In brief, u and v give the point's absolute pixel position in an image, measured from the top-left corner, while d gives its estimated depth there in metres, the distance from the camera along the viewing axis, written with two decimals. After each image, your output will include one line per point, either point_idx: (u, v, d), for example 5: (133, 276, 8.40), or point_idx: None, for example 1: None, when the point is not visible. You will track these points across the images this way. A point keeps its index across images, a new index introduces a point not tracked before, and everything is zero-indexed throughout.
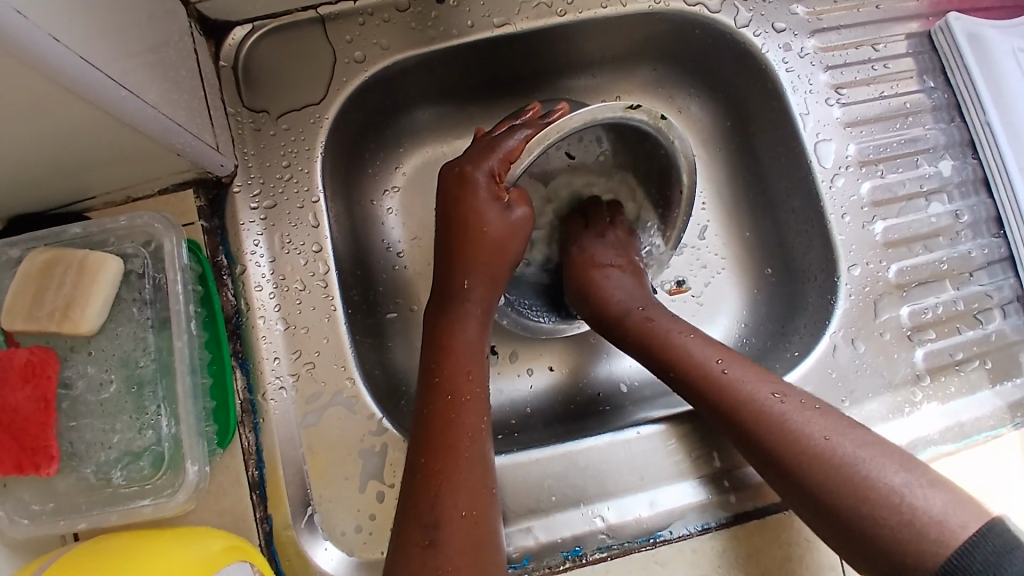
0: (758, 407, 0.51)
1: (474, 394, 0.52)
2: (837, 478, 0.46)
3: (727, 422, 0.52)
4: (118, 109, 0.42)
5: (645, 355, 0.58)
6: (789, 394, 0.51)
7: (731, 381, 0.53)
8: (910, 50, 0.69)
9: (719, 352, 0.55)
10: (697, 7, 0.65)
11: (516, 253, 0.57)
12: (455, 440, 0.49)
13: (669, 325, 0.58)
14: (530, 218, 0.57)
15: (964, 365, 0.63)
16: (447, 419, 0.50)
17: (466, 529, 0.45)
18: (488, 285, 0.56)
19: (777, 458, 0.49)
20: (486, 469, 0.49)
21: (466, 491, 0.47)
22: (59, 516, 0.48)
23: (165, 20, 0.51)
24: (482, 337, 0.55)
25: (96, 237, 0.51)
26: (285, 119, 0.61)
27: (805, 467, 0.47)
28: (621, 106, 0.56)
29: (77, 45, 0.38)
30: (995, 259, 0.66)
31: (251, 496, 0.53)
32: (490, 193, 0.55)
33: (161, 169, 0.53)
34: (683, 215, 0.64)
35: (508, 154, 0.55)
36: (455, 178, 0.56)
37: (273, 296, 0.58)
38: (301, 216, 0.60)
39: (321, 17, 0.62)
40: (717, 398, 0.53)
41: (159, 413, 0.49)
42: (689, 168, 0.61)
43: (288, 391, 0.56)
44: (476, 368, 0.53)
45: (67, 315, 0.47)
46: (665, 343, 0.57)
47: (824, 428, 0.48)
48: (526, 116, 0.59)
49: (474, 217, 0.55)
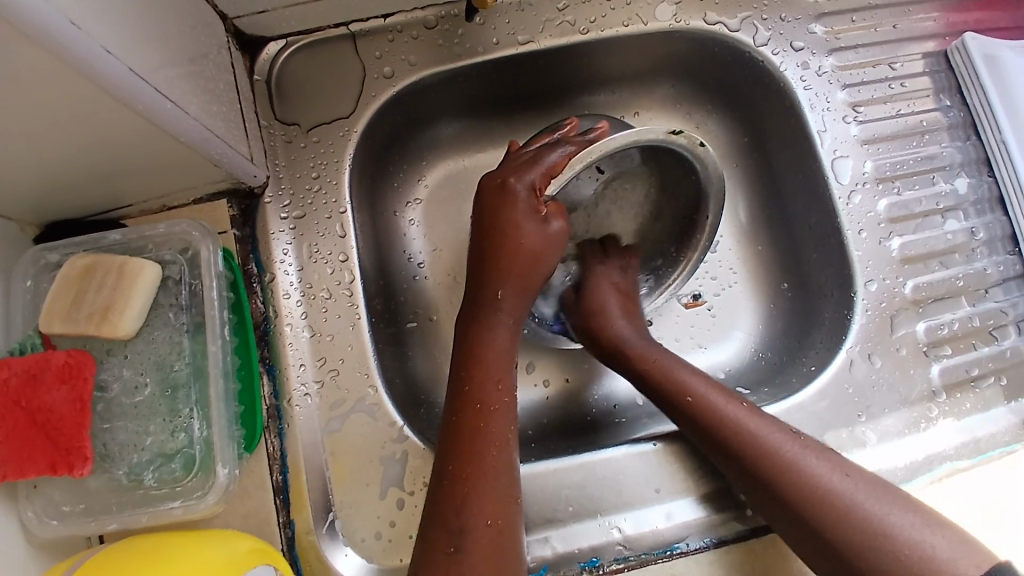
0: (763, 446, 0.52)
1: (502, 403, 0.53)
2: (842, 518, 0.47)
3: (734, 461, 0.53)
4: (161, 121, 0.44)
5: (654, 388, 0.59)
6: (798, 436, 0.52)
7: (742, 421, 0.54)
8: (927, 69, 0.70)
9: (730, 392, 0.57)
10: (717, 26, 0.67)
11: (548, 267, 0.58)
12: (482, 449, 0.50)
13: (678, 363, 0.60)
14: (565, 233, 0.58)
15: (980, 381, 0.64)
16: (476, 428, 0.51)
17: (490, 537, 0.46)
18: (521, 296, 0.57)
19: (784, 497, 0.50)
20: (512, 480, 0.50)
21: (491, 500, 0.48)
22: (90, 516, 0.49)
23: (205, 34, 0.53)
24: (512, 348, 0.56)
25: (133, 244, 0.53)
26: (315, 132, 0.63)
27: (811, 506, 0.48)
28: (664, 129, 0.55)
29: (127, 59, 0.40)
30: (1011, 276, 0.67)
31: (274, 501, 0.54)
32: (528, 205, 0.56)
33: (197, 179, 0.54)
34: (704, 241, 0.64)
35: (548, 169, 0.56)
36: (496, 189, 0.57)
37: (301, 304, 0.59)
38: (328, 226, 0.61)
39: (351, 33, 0.64)
40: (725, 436, 0.54)
41: (192, 416, 0.50)
42: (716, 196, 0.62)
43: (313, 397, 0.58)
44: (505, 378, 0.54)
45: (105, 319, 0.49)
46: (675, 379, 0.58)
47: (832, 470, 0.49)
48: (563, 131, 0.61)
49: (512, 227, 0.56)
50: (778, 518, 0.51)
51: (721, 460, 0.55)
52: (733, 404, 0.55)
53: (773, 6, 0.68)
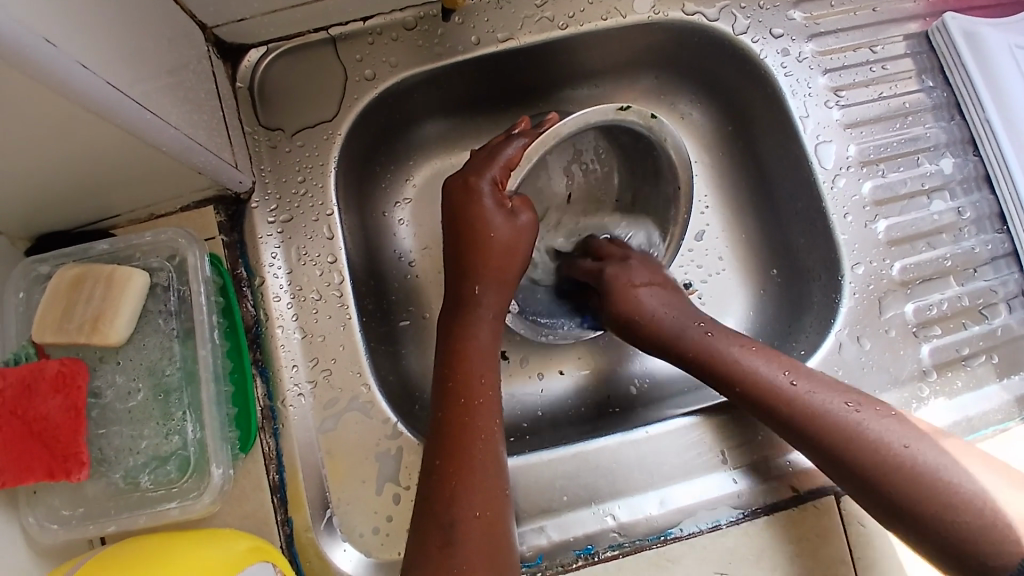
0: (833, 419, 0.51)
1: (488, 398, 0.54)
2: (930, 489, 0.46)
3: (801, 438, 0.52)
4: (143, 132, 0.45)
5: (705, 370, 0.57)
6: (869, 405, 0.51)
7: (804, 396, 0.53)
8: (909, 51, 0.70)
9: (785, 364, 0.55)
10: (696, 16, 0.67)
11: (522, 260, 0.59)
12: (470, 442, 0.51)
13: (729, 340, 0.58)
14: (535, 223, 0.59)
15: (972, 360, 0.64)
16: (462, 424, 0.52)
17: (480, 529, 0.48)
18: (499, 291, 0.58)
19: (859, 468, 0.49)
20: (500, 474, 0.51)
21: (481, 494, 0.49)
22: (90, 521, 0.50)
23: (184, 45, 0.54)
24: (495, 342, 0.57)
25: (122, 253, 0.54)
26: (299, 136, 0.64)
27: (891, 475, 0.48)
28: (613, 108, 0.58)
29: (105, 74, 0.40)
30: (1000, 254, 0.67)
31: (272, 500, 0.55)
32: (494, 200, 0.57)
33: (182, 186, 0.55)
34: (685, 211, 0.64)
35: (507, 162, 0.58)
36: (461, 188, 0.58)
37: (291, 306, 0.60)
38: (316, 228, 0.62)
39: (332, 37, 0.64)
40: (791, 414, 0.53)
41: (184, 419, 0.51)
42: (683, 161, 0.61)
43: (307, 397, 0.58)
44: (489, 373, 0.55)
45: (96, 327, 0.49)
46: (731, 360, 0.56)
47: (909, 437, 0.49)
48: (519, 128, 0.61)
49: (481, 224, 0.57)
50: (857, 490, 0.50)
51: (787, 436, 0.54)
52: (797, 380, 0.53)
53: None
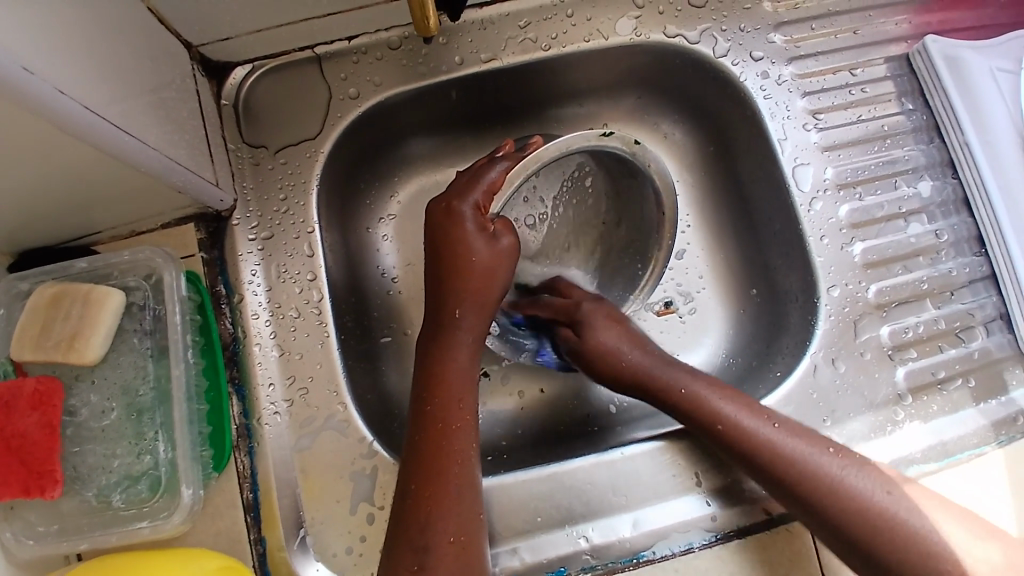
0: (812, 467, 0.53)
1: (465, 421, 0.55)
2: (897, 536, 0.50)
3: (771, 482, 0.54)
4: (121, 153, 0.45)
5: (687, 415, 0.58)
6: (840, 451, 0.54)
7: (786, 444, 0.54)
8: (889, 74, 0.70)
9: (763, 411, 0.56)
10: (677, 38, 0.68)
11: (502, 283, 0.59)
12: (445, 466, 0.52)
13: (709, 385, 0.59)
14: (516, 247, 0.59)
15: (947, 384, 0.64)
16: (438, 447, 0.53)
17: (453, 554, 0.49)
18: (478, 314, 0.59)
19: (831, 514, 0.52)
20: (475, 497, 0.52)
21: (456, 517, 0.50)
22: (63, 537, 0.50)
23: (167, 65, 0.54)
24: (473, 365, 0.58)
25: (100, 271, 0.54)
26: (282, 154, 0.64)
27: (859, 522, 0.51)
28: (594, 133, 0.59)
29: (84, 98, 0.41)
30: (978, 277, 0.67)
31: (245, 519, 0.55)
32: (476, 224, 0.58)
33: (162, 204, 0.55)
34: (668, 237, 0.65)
35: (490, 186, 0.58)
36: (443, 212, 0.58)
37: (269, 324, 0.60)
38: (296, 246, 0.62)
39: (317, 56, 0.65)
40: (762, 459, 0.55)
41: (156, 438, 0.51)
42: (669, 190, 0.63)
43: (283, 416, 0.59)
44: (466, 396, 0.56)
45: (72, 346, 0.50)
46: (706, 405, 0.57)
47: (876, 483, 0.52)
48: (502, 150, 0.61)
49: (462, 248, 0.58)
50: (827, 533, 0.53)
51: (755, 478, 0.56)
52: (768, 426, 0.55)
53: (732, 17, 0.68)
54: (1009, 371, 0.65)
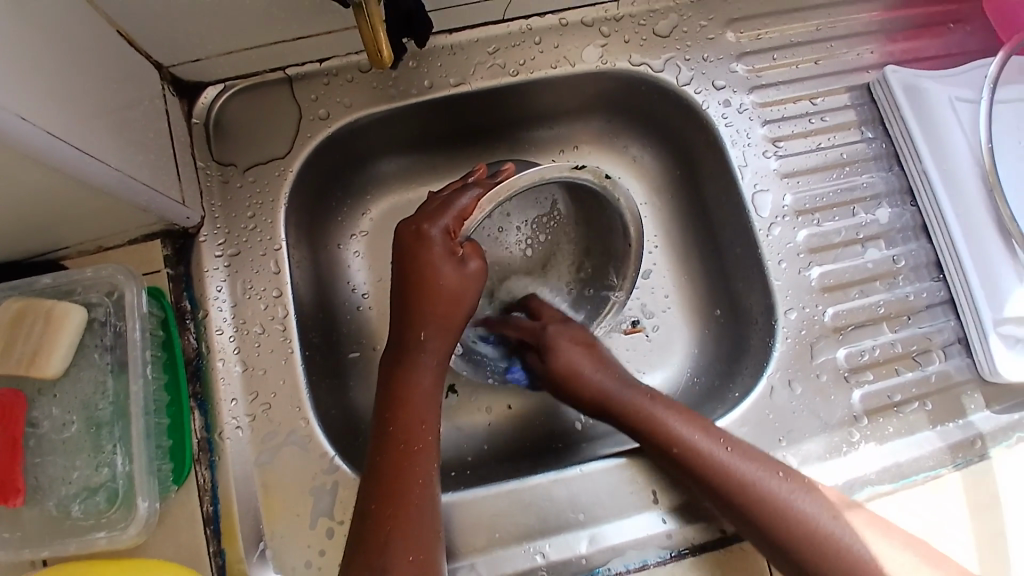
0: (764, 490, 0.54)
1: (427, 443, 0.56)
2: (845, 562, 0.51)
3: (732, 508, 0.55)
4: (83, 175, 0.46)
5: (647, 437, 0.60)
6: (789, 474, 0.55)
7: (739, 466, 0.56)
8: (851, 103, 0.72)
9: (718, 432, 0.58)
10: (642, 66, 0.69)
11: (469, 307, 0.61)
12: (407, 488, 0.53)
13: (667, 406, 0.60)
14: (483, 271, 0.61)
15: (903, 407, 0.65)
16: (399, 468, 0.54)
17: (413, 573, 0.49)
18: (442, 336, 0.60)
19: (781, 538, 0.53)
20: (434, 518, 0.53)
21: (415, 540, 0.51)
22: (24, 546, 0.51)
23: (136, 87, 0.56)
24: (436, 387, 0.59)
25: (64, 287, 0.55)
26: (252, 172, 0.65)
27: (807, 548, 0.52)
28: (568, 166, 0.59)
29: (44, 123, 0.42)
30: (937, 302, 0.68)
31: (205, 532, 0.56)
32: (445, 248, 0.59)
33: (128, 223, 0.57)
34: (633, 263, 0.66)
35: (461, 212, 0.59)
36: (412, 235, 0.59)
37: (233, 339, 0.61)
38: (263, 263, 0.63)
39: (288, 77, 0.67)
40: (718, 482, 0.56)
41: (114, 452, 0.52)
42: (635, 221, 0.64)
43: (244, 431, 0.59)
44: (430, 419, 0.57)
45: (34, 361, 0.50)
46: (665, 424, 0.59)
47: (825, 507, 0.54)
48: (474, 176, 0.63)
49: (430, 272, 0.59)
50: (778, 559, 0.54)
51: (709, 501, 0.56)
52: (725, 447, 0.57)
53: (695, 47, 0.70)
54: (966, 395, 0.66)
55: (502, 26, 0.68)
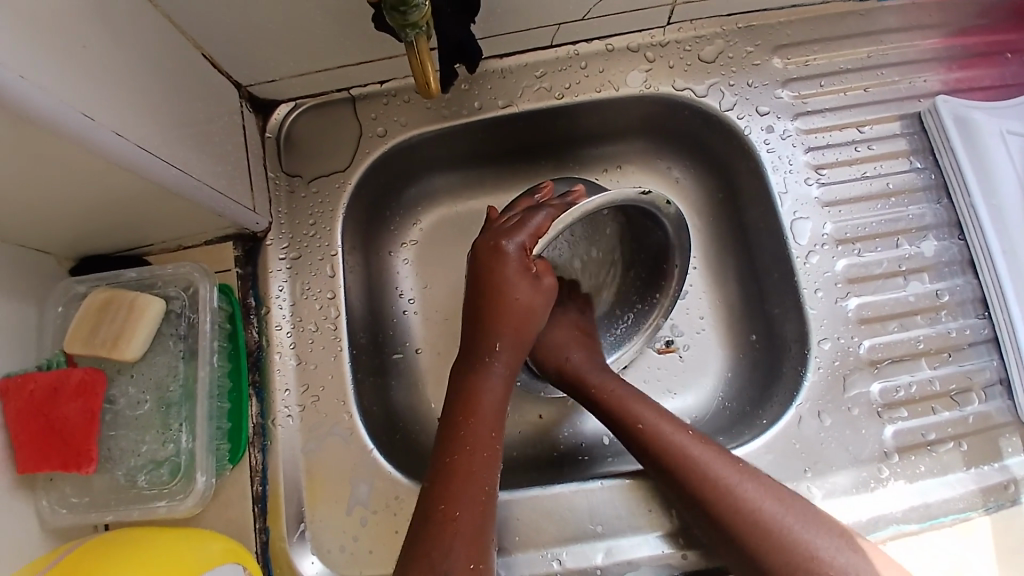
0: (709, 474, 0.57)
1: (492, 450, 0.59)
2: (781, 546, 0.53)
3: (679, 488, 0.58)
4: (168, 184, 0.53)
5: (609, 418, 0.64)
6: (735, 463, 0.57)
7: (689, 448, 0.58)
8: (902, 131, 0.72)
9: (677, 422, 0.61)
10: (685, 91, 0.71)
11: (538, 322, 0.65)
12: (467, 489, 0.55)
13: (631, 392, 0.64)
14: (554, 288, 0.65)
15: (937, 446, 0.64)
16: (463, 472, 0.56)
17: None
18: (514, 348, 0.64)
19: (722, 519, 0.55)
20: (488, 523, 0.55)
21: (471, 545, 0.53)
22: (93, 509, 0.56)
23: (217, 104, 0.62)
24: (505, 396, 0.62)
25: (146, 281, 0.61)
26: (315, 183, 0.71)
27: (749, 530, 0.54)
28: (635, 189, 0.61)
29: (134, 137, 0.48)
30: (980, 340, 0.67)
31: (252, 508, 0.61)
32: (521, 263, 0.63)
33: (205, 225, 0.63)
34: (676, 283, 0.71)
35: (536, 230, 0.63)
36: (490, 249, 0.64)
37: (290, 335, 0.67)
38: (319, 267, 0.69)
39: (351, 97, 0.72)
40: (673, 464, 0.58)
41: (180, 429, 0.58)
42: (682, 249, 0.69)
43: (295, 419, 0.65)
44: (497, 427, 0.60)
45: (115, 345, 0.57)
46: (626, 408, 0.62)
47: (766, 494, 0.55)
48: (541, 195, 0.69)
49: (504, 285, 0.63)
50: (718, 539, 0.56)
51: (693, 515, 0.58)
52: (679, 433, 0.60)
53: (740, 73, 0.72)
54: (1005, 438, 0.64)
55: (551, 51, 0.71)
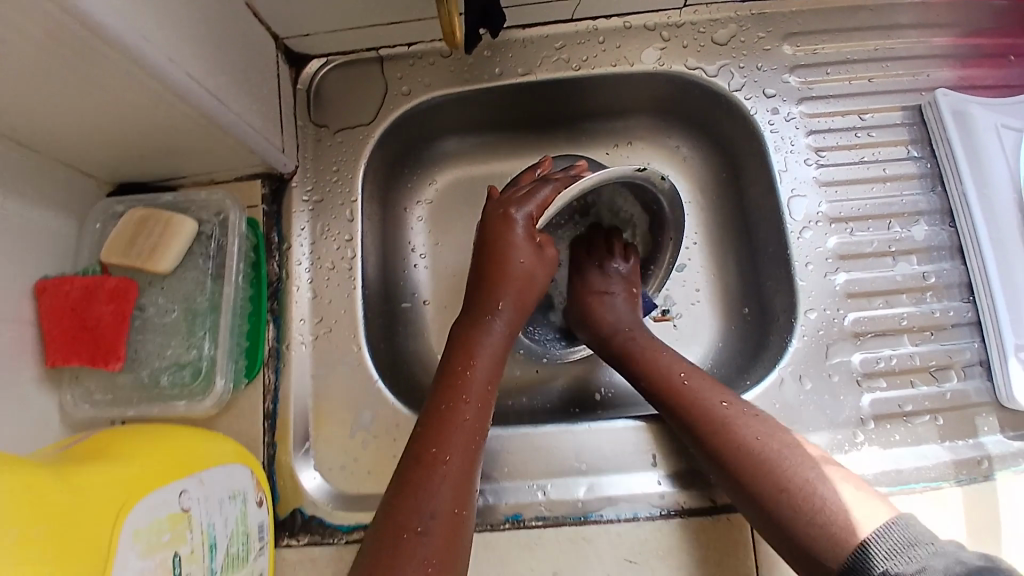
0: (710, 413, 0.60)
1: (484, 402, 0.60)
2: (778, 480, 0.55)
3: (685, 429, 0.62)
4: (213, 115, 0.58)
5: (626, 366, 0.69)
6: (737, 404, 0.61)
7: (692, 390, 0.63)
8: (902, 122, 0.75)
9: (686, 368, 0.65)
10: (696, 70, 0.75)
11: (540, 288, 0.68)
12: (451, 434, 0.56)
13: (648, 343, 0.69)
14: (556, 260, 0.69)
15: (913, 418, 0.67)
16: (448, 416, 0.58)
17: (451, 520, 0.52)
18: (517, 310, 0.67)
19: (726, 456, 0.58)
20: (471, 473, 0.55)
21: (455, 491, 0.54)
22: (114, 405, 0.60)
23: (258, 51, 0.67)
24: (502, 354, 0.65)
25: (182, 205, 0.67)
26: (341, 134, 0.76)
27: (749, 466, 0.57)
28: (632, 167, 0.64)
29: (188, 66, 0.53)
30: (963, 322, 0.69)
31: (262, 424, 0.66)
32: (526, 231, 0.67)
33: (238, 161, 0.68)
34: (671, 252, 0.75)
35: (543, 202, 0.67)
36: (500, 216, 0.67)
37: (309, 271, 0.72)
38: (340, 211, 0.74)
39: (381, 57, 0.77)
40: (677, 406, 0.63)
41: (204, 338, 0.63)
42: (677, 223, 0.73)
43: (307, 347, 0.69)
44: (493, 382, 0.62)
45: (151, 256, 0.62)
46: (639, 356, 0.68)
47: (764, 433, 0.58)
48: (541, 171, 0.72)
49: (509, 249, 0.66)
50: (723, 478, 0.59)
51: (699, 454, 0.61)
52: (683, 377, 0.64)
53: (750, 57, 0.75)
54: (981, 417, 0.67)
55: (571, 25, 0.76)
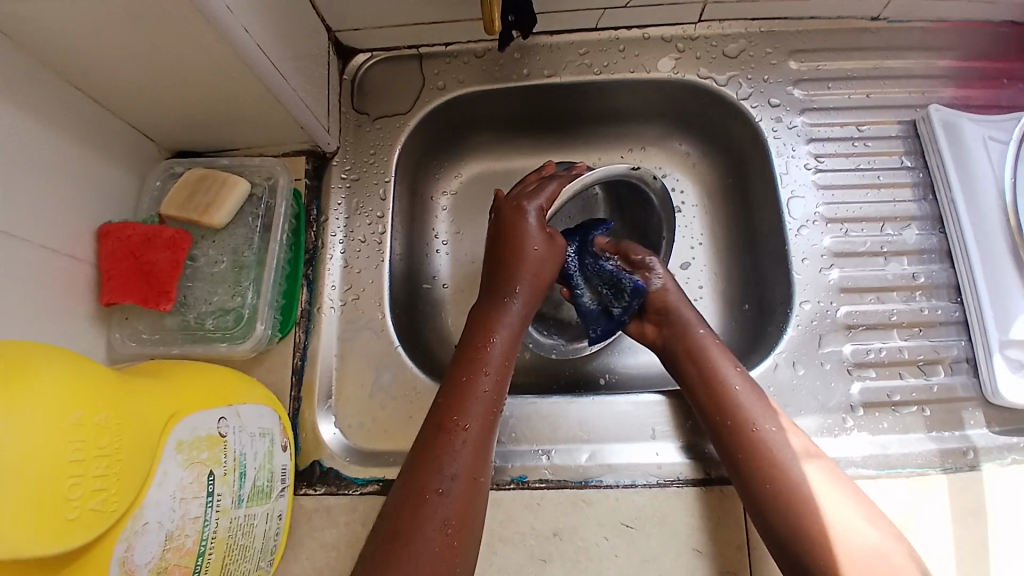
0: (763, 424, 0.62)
1: (502, 375, 0.63)
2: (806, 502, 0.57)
3: (728, 424, 0.63)
4: (274, 88, 0.64)
5: (682, 355, 0.69)
6: (789, 429, 0.62)
7: (752, 397, 0.64)
8: (898, 135, 0.80)
9: (746, 376, 0.66)
10: (707, 79, 0.81)
11: (552, 275, 0.72)
12: (468, 405, 0.59)
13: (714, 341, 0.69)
14: (564, 247, 0.73)
15: (901, 407, 0.70)
16: (465, 384, 0.61)
17: (466, 485, 0.55)
18: (532, 295, 0.70)
19: (761, 460, 0.60)
20: (487, 441, 0.59)
21: (473, 459, 0.57)
22: (159, 344, 0.66)
23: (312, 39, 0.74)
24: (518, 332, 0.68)
25: (235, 169, 0.73)
26: (378, 121, 0.82)
27: (780, 478, 0.59)
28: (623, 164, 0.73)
29: (260, 41, 0.60)
30: (952, 321, 0.73)
31: (290, 378, 0.71)
32: (538, 222, 0.71)
33: (286, 137, 0.75)
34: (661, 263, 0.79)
35: (550, 197, 0.73)
36: (512, 207, 0.72)
37: (342, 242, 0.77)
38: (374, 190, 0.80)
39: (418, 54, 0.84)
40: (731, 404, 0.64)
41: (248, 287, 0.68)
42: (668, 222, 0.78)
43: (337, 311, 0.75)
44: (509, 358, 0.65)
45: (206, 211, 0.68)
46: (703, 350, 0.68)
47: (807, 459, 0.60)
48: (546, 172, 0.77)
49: (522, 237, 0.70)
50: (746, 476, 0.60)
51: (730, 449, 0.62)
52: (744, 383, 0.65)
53: (758, 69, 0.82)
54: (968, 411, 0.70)
55: (595, 34, 0.83)
